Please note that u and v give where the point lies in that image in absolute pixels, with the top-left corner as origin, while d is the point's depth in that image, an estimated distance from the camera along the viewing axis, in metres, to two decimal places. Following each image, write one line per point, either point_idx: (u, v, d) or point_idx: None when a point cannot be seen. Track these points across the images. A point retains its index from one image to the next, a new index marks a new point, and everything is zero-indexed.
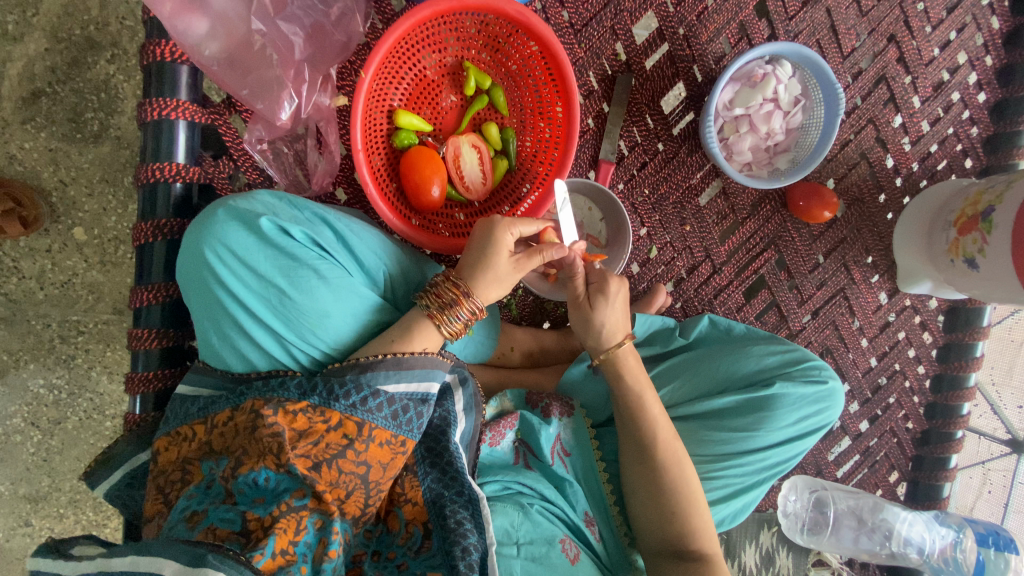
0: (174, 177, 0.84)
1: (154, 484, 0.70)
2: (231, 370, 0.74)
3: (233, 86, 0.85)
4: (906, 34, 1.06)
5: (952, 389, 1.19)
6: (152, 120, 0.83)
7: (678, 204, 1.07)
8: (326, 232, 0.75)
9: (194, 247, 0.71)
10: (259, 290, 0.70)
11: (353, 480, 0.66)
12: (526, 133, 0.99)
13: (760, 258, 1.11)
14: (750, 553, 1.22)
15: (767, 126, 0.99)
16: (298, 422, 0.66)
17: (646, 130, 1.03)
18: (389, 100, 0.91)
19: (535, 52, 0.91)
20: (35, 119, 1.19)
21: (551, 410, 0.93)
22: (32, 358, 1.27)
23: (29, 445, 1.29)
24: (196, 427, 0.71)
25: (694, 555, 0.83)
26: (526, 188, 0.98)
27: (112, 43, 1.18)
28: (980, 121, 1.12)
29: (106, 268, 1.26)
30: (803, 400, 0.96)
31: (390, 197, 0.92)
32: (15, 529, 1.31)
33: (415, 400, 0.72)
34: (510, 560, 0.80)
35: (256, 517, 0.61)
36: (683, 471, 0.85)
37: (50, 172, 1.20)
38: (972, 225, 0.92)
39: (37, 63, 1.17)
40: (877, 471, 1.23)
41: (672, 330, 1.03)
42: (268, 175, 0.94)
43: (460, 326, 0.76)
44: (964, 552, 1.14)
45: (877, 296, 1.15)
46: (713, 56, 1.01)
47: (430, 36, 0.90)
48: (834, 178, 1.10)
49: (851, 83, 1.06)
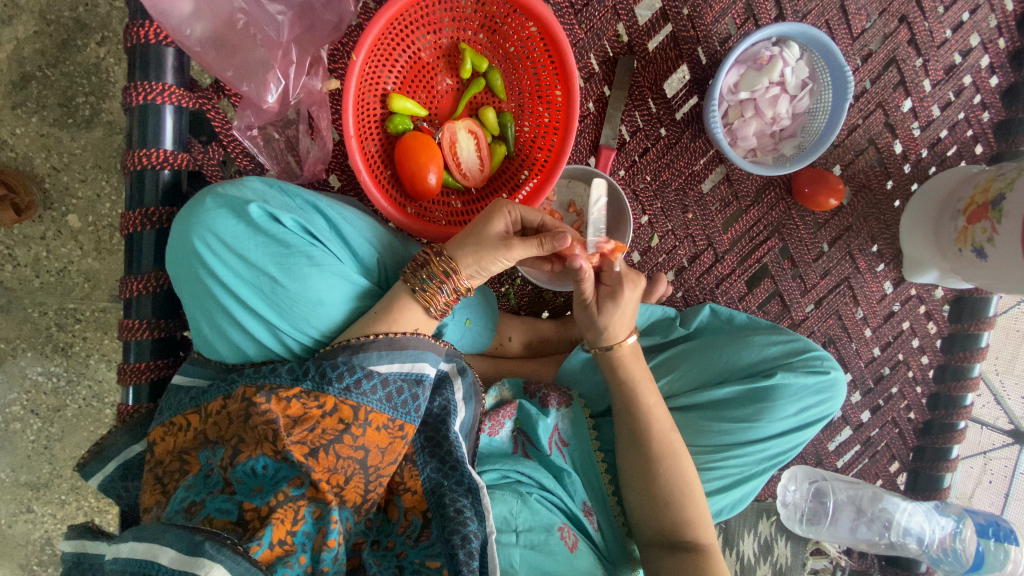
0: (162, 164, 0.82)
1: (152, 475, 0.69)
2: (225, 360, 0.73)
3: (218, 69, 0.82)
4: (918, 15, 1.02)
5: (956, 379, 1.18)
6: (137, 104, 0.81)
7: (680, 191, 1.04)
8: (319, 220, 0.73)
9: (182, 235, 0.70)
10: (249, 279, 0.68)
11: (350, 465, 0.65)
12: (524, 117, 0.96)
13: (763, 247, 1.08)
14: (749, 542, 1.22)
15: (773, 111, 0.97)
16: (292, 408, 0.64)
17: (649, 115, 1.00)
18: (383, 83, 0.89)
19: (534, 33, 0.88)
20: (26, 104, 1.16)
21: (549, 400, 0.91)
22: (29, 346, 1.25)
23: (28, 433, 1.28)
24: (189, 416, 0.70)
25: (688, 546, 0.82)
26: (525, 174, 0.95)
27: (101, 25, 1.15)
28: (992, 106, 1.09)
29: (101, 255, 1.24)
30: (805, 390, 0.94)
31: (385, 184, 0.90)
32: (16, 515, 1.30)
33: (409, 381, 0.70)
34: (509, 548, 0.79)
35: (252, 507, 0.60)
36: (677, 464, 0.84)
37: (42, 158, 1.18)
38: (982, 212, 0.90)
39: (25, 47, 1.14)
40: (878, 462, 1.22)
41: (672, 320, 1.02)
42: (259, 162, 0.92)
43: (434, 293, 0.72)
44: (962, 542, 1.10)
45: (882, 286, 1.13)
46: (718, 37, 0.98)
47: (424, 16, 0.87)
48: (841, 165, 1.07)
49: (860, 66, 1.03)
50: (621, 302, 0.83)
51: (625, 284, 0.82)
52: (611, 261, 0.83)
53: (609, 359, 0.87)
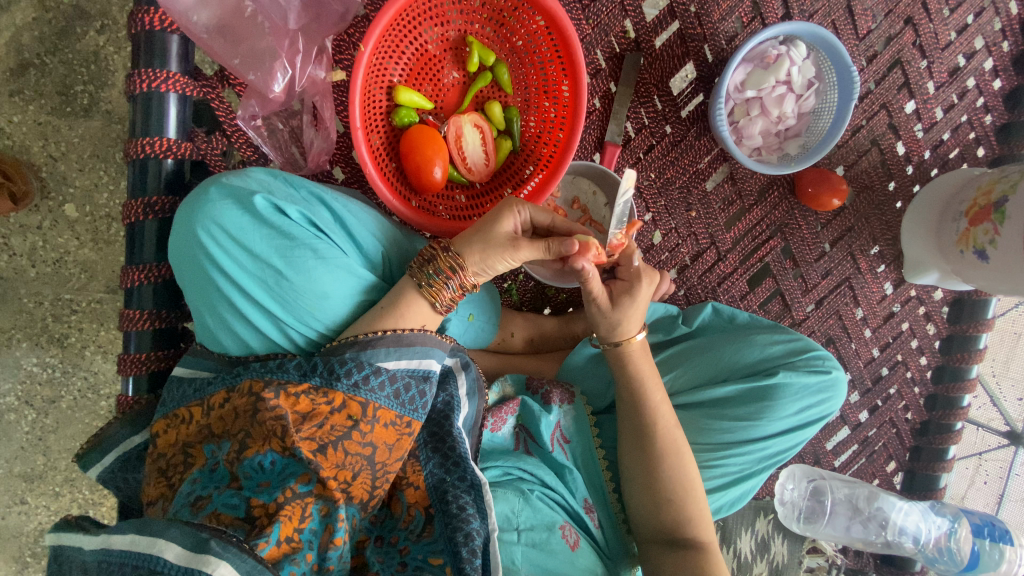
0: (164, 153, 0.81)
1: (155, 467, 0.69)
2: (228, 352, 0.72)
3: (223, 56, 0.82)
4: (923, 17, 1.03)
5: (953, 381, 1.18)
6: (141, 92, 0.80)
7: (684, 189, 1.04)
8: (323, 212, 0.73)
9: (186, 226, 0.69)
10: (254, 271, 0.68)
11: (358, 461, 0.65)
12: (530, 112, 0.96)
13: (766, 246, 1.09)
14: (746, 540, 1.21)
15: (779, 110, 0.97)
16: (301, 404, 0.64)
17: (654, 112, 1.00)
18: (389, 75, 0.88)
19: (542, 27, 0.87)
20: (23, 91, 1.14)
21: (551, 397, 0.91)
22: (25, 337, 1.24)
23: (23, 424, 1.27)
24: (192, 409, 0.69)
25: (689, 544, 0.82)
26: (530, 170, 0.95)
27: (101, 13, 1.14)
28: (994, 109, 1.09)
29: (99, 246, 1.23)
30: (808, 389, 0.95)
31: (390, 177, 0.90)
32: (10, 506, 1.29)
33: (417, 378, 0.70)
34: (510, 546, 0.79)
35: (260, 504, 0.59)
36: (680, 461, 0.84)
37: (40, 147, 1.17)
38: (983, 215, 0.90)
39: (24, 33, 1.12)
40: (875, 461, 1.23)
41: (675, 318, 1.03)
42: (263, 153, 0.91)
43: (448, 293, 0.73)
44: (957, 541, 1.12)
45: (882, 287, 1.14)
46: (725, 35, 0.97)
47: (431, 9, 0.87)
48: (844, 165, 1.08)
49: (865, 67, 1.03)
50: (638, 298, 0.84)
51: (644, 278, 0.83)
52: (628, 255, 0.85)
53: (617, 355, 0.86)
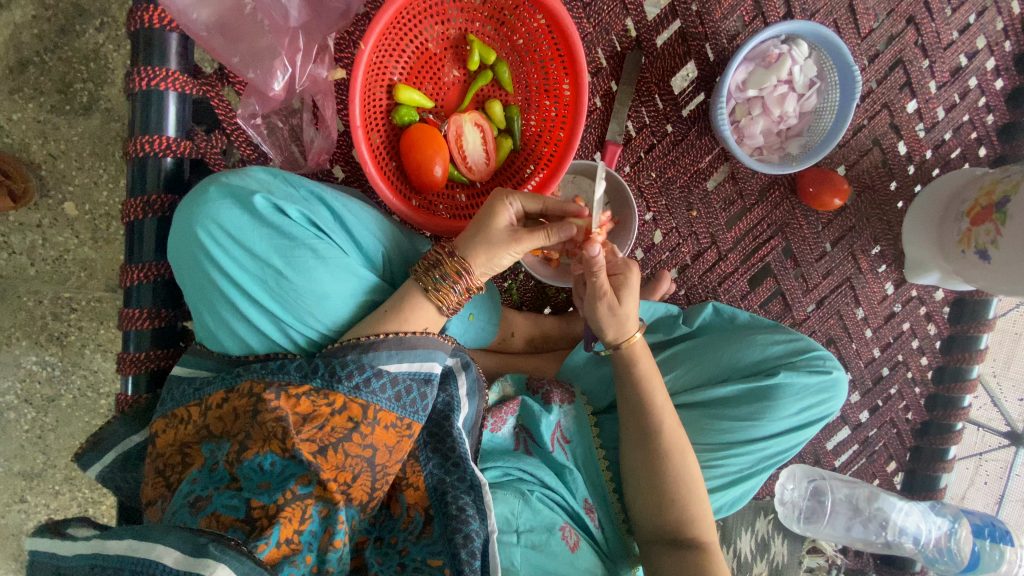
0: (164, 152, 0.81)
1: (154, 467, 0.68)
2: (228, 352, 0.72)
3: (223, 54, 0.81)
4: (925, 17, 1.02)
5: (954, 381, 1.18)
6: (140, 90, 0.79)
7: (685, 189, 1.04)
8: (323, 212, 0.72)
9: (186, 226, 0.69)
10: (255, 271, 0.67)
11: (359, 463, 0.65)
12: (531, 111, 0.95)
13: (766, 245, 1.08)
14: (746, 540, 1.21)
15: (780, 109, 0.96)
16: (301, 406, 0.64)
17: (655, 111, 1.00)
18: (390, 74, 0.88)
19: (543, 26, 0.87)
20: (22, 90, 1.14)
21: (551, 397, 0.91)
22: (24, 335, 1.24)
23: (22, 422, 1.27)
24: (191, 409, 0.69)
25: (690, 545, 0.83)
26: (531, 169, 0.95)
27: (101, 10, 1.13)
28: (997, 108, 1.09)
29: (98, 244, 1.23)
30: (808, 390, 0.94)
31: (390, 176, 0.89)
32: (9, 505, 1.29)
33: (418, 380, 0.70)
34: (510, 547, 0.80)
35: (260, 505, 0.59)
36: (685, 461, 0.84)
37: (40, 145, 1.16)
38: (986, 215, 0.90)
39: (23, 31, 1.12)
40: (876, 461, 1.23)
41: (675, 318, 1.02)
42: (263, 152, 0.91)
43: (455, 297, 0.73)
44: (957, 542, 1.12)
45: (883, 287, 1.14)
46: (726, 34, 0.97)
47: (432, 7, 0.86)
48: (845, 165, 1.07)
49: (867, 66, 1.03)
50: (632, 288, 0.84)
51: (631, 270, 0.83)
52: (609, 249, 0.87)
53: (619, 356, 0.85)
